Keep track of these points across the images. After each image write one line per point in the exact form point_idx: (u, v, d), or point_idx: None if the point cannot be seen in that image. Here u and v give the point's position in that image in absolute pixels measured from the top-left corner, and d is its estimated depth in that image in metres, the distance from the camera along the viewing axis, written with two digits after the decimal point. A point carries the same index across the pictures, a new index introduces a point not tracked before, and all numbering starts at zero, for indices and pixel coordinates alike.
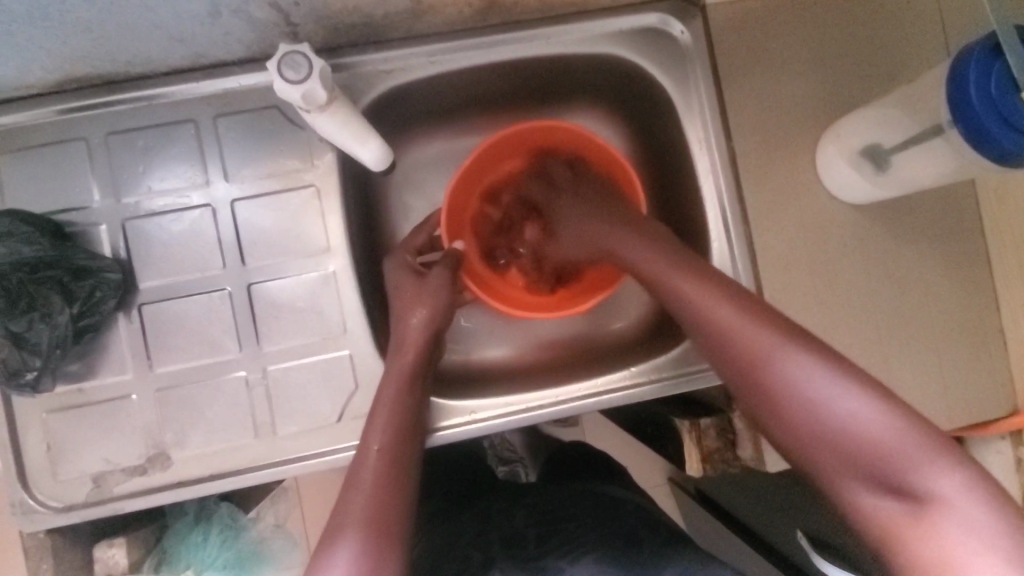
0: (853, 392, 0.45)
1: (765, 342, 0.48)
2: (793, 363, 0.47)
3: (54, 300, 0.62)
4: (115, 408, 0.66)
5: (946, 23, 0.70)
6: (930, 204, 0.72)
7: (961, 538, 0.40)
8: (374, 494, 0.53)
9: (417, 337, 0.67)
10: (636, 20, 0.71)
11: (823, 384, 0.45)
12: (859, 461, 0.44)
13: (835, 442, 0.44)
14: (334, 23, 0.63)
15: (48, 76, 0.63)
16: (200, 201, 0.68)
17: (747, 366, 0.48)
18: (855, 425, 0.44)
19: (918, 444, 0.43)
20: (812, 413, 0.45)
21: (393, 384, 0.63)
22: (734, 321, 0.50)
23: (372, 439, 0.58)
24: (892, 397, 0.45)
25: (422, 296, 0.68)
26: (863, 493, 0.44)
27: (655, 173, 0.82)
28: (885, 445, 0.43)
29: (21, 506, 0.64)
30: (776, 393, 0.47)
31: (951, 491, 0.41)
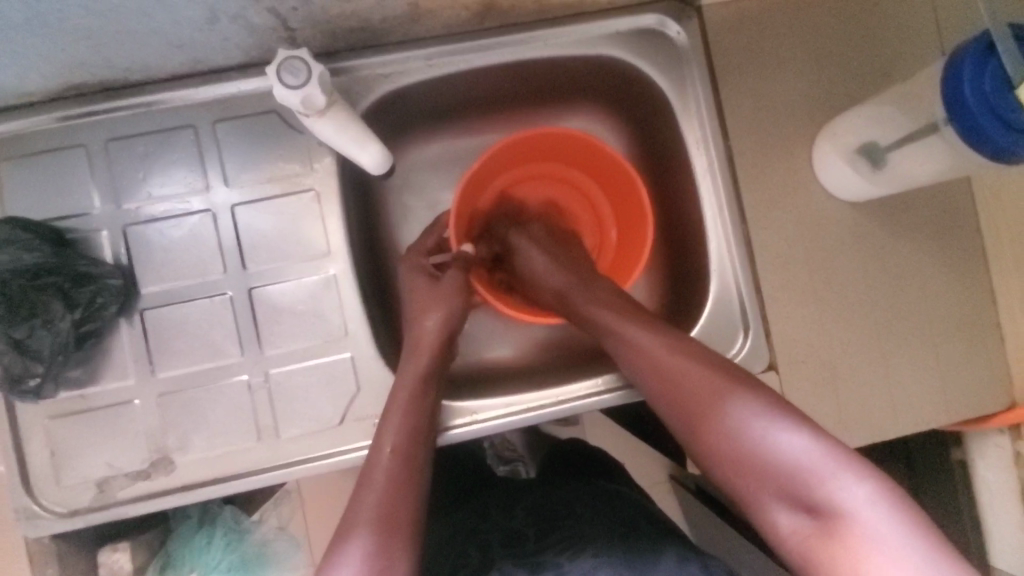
0: (761, 413, 0.49)
1: (688, 376, 0.54)
2: (715, 395, 0.52)
3: (56, 307, 0.63)
4: (118, 414, 0.66)
5: (940, 21, 0.70)
6: (925, 200, 0.72)
7: (865, 548, 0.42)
8: (386, 495, 0.53)
9: (431, 339, 0.68)
10: (633, 21, 0.72)
11: (731, 407, 0.50)
12: (775, 480, 0.47)
13: (749, 464, 0.49)
14: (333, 28, 0.63)
15: (47, 84, 0.63)
16: (200, 206, 0.68)
17: (676, 403, 0.54)
18: (770, 450, 0.48)
19: (824, 459, 0.46)
20: (730, 443, 0.50)
21: (406, 385, 0.63)
22: (665, 359, 0.56)
23: (385, 439, 0.58)
24: (805, 419, 0.49)
25: (434, 300, 0.70)
26: (780, 512, 0.47)
27: (653, 173, 0.82)
28: (795, 467, 0.47)
29: (26, 512, 0.65)
30: (699, 427, 0.52)
31: (858, 504, 0.44)
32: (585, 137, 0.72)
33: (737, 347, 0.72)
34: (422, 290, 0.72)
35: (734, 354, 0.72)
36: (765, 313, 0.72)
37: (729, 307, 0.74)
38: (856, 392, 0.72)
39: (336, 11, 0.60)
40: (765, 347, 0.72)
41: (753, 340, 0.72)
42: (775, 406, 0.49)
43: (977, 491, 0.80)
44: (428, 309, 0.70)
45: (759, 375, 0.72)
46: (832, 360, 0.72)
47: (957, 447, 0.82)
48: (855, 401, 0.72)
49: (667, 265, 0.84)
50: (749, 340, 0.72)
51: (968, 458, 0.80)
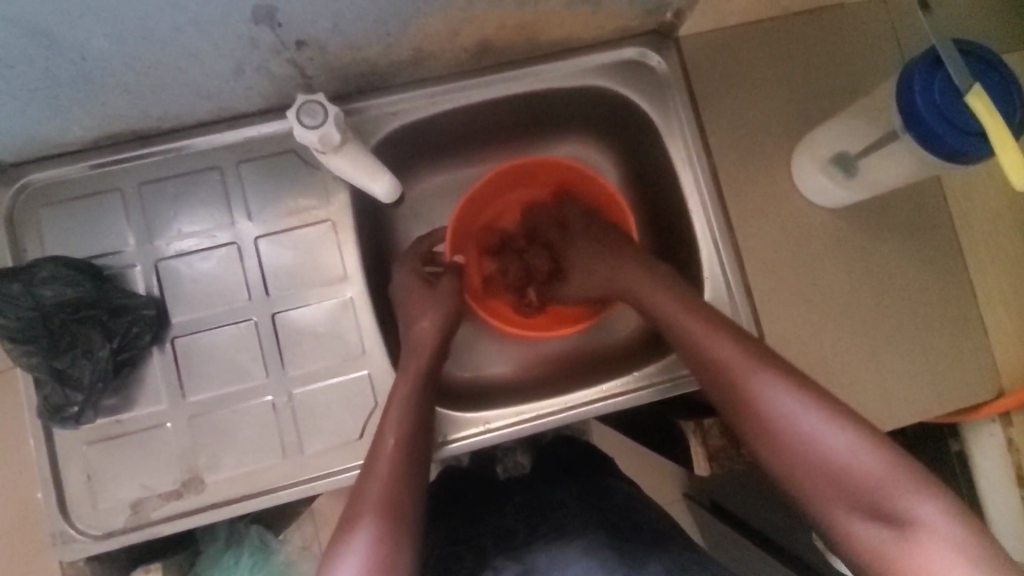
0: (828, 422, 0.54)
1: (766, 383, 0.57)
2: (787, 400, 0.55)
3: (95, 336, 0.68)
4: (150, 437, 0.70)
5: (897, 40, 0.77)
6: (901, 203, 0.77)
7: (939, 555, 0.47)
8: (394, 484, 0.58)
9: (430, 340, 0.72)
10: (616, 54, 0.79)
11: (806, 413, 0.54)
12: (847, 488, 0.52)
13: (822, 470, 0.53)
14: (344, 74, 0.70)
15: (86, 134, 0.69)
16: (227, 239, 0.73)
17: (748, 393, 0.57)
18: (846, 458, 0.52)
19: (894, 472, 0.51)
20: (804, 446, 0.53)
21: (405, 381, 0.67)
22: (739, 363, 0.59)
23: (387, 432, 0.63)
24: (871, 430, 0.53)
25: (431, 303, 0.75)
26: (852, 518, 0.52)
27: (644, 192, 0.89)
28: (874, 480, 0.51)
29: (63, 536, 0.67)
30: (772, 424, 0.55)
31: (931, 517, 0.49)
32: (596, 178, 0.80)
33: None
34: (416, 289, 0.77)
35: None
36: (756, 315, 0.76)
37: (723, 312, 0.78)
38: (848, 388, 0.76)
39: (348, 58, 0.67)
40: (759, 347, 0.76)
41: None
42: (843, 417, 0.54)
43: (977, 481, 0.83)
44: (424, 312, 0.74)
45: None
46: (824, 357, 0.75)
47: (954, 440, 0.85)
48: (848, 395, 0.75)
49: (660, 275, 0.89)
50: None
51: (966, 450, 0.83)
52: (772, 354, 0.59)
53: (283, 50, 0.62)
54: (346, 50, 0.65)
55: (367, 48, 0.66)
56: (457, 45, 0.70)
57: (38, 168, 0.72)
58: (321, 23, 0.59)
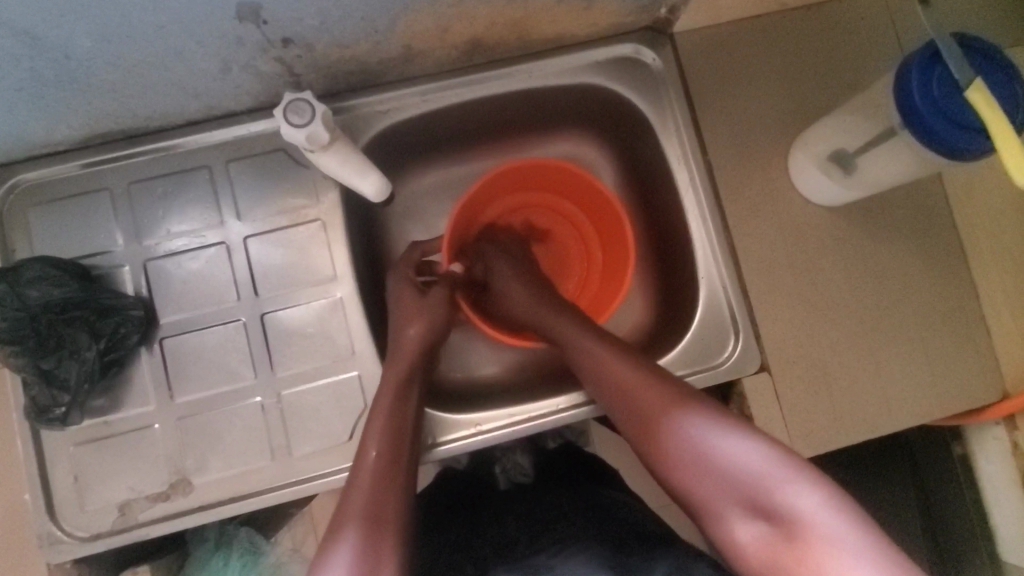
0: (706, 422, 0.53)
1: (661, 398, 0.57)
2: (675, 412, 0.55)
3: (82, 337, 0.67)
4: (138, 439, 0.69)
5: (897, 35, 0.76)
6: (901, 202, 0.76)
7: (825, 554, 0.44)
8: (378, 490, 0.57)
9: (415, 348, 0.71)
10: (610, 51, 0.78)
11: (684, 418, 0.54)
12: (732, 491, 0.50)
13: (706, 476, 0.52)
14: (333, 72, 0.69)
15: (74, 133, 0.69)
16: (216, 239, 0.73)
17: (635, 406, 0.58)
18: (727, 459, 0.51)
19: (776, 469, 0.49)
20: (687, 452, 0.53)
21: (391, 390, 0.67)
22: (636, 379, 0.59)
23: (368, 443, 0.62)
24: (759, 431, 0.52)
25: (420, 311, 0.73)
26: (741, 525, 0.50)
27: (640, 190, 0.87)
28: (752, 476, 0.50)
29: (50, 538, 0.67)
30: (657, 433, 0.55)
31: (812, 509, 0.47)
32: (599, 187, 0.78)
33: (729, 350, 0.76)
34: (403, 292, 0.75)
35: (725, 358, 0.75)
36: (753, 315, 0.75)
37: (719, 312, 0.77)
38: (847, 390, 0.74)
39: (336, 56, 0.66)
40: (756, 349, 0.75)
41: (742, 342, 0.75)
42: (725, 419, 0.53)
43: (981, 486, 0.81)
44: (411, 318, 0.73)
45: (751, 376, 0.74)
46: (823, 359, 0.74)
47: (957, 443, 0.83)
48: (848, 398, 0.74)
49: (658, 275, 0.87)
50: (740, 342, 0.75)
51: (970, 454, 0.82)
52: (666, 372, 0.60)
53: (269, 48, 0.62)
54: (334, 48, 0.64)
55: (356, 46, 0.65)
56: (447, 42, 0.69)
57: (28, 168, 0.72)
58: (307, 20, 0.58)
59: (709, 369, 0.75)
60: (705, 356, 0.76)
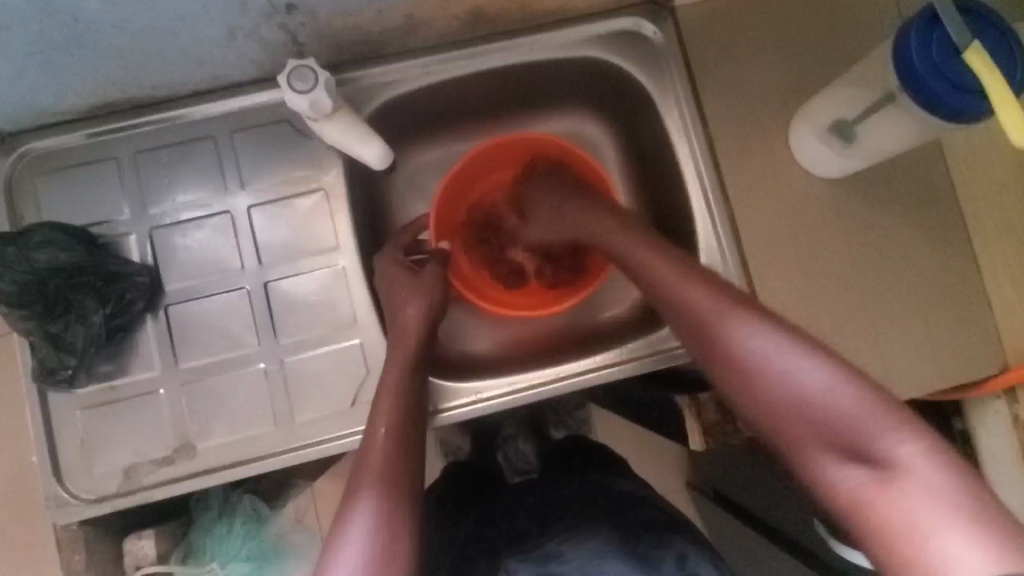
0: (797, 352, 0.50)
1: (745, 321, 0.53)
2: (758, 335, 0.52)
3: (89, 303, 0.68)
4: (143, 403, 0.70)
5: (899, 7, 0.76)
6: (901, 173, 0.76)
7: (925, 500, 0.42)
8: (389, 465, 0.58)
9: (418, 328, 0.70)
10: (612, 24, 0.78)
11: (782, 352, 0.50)
12: (824, 429, 0.48)
13: (797, 410, 0.49)
14: (336, 41, 0.70)
15: (82, 102, 0.70)
16: (220, 208, 0.74)
17: (721, 335, 0.53)
18: (823, 397, 0.48)
19: (875, 413, 0.47)
20: (779, 386, 0.50)
21: (395, 367, 0.67)
22: (713, 302, 0.55)
23: (378, 420, 0.62)
24: (852, 369, 0.49)
25: (416, 289, 0.73)
26: (831, 464, 0.47)
27: (641, 166, 0.88)
28: (848, 418, 0.47)
29: (56, 500, 0.68)
30: (747, 364, 0.51)
31: (912, 455, 0.44)
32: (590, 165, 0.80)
33: None
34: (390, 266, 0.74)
35: None
36: (753, 286, 0.75)
37: None
38: (849, 362, 0.74)
39: (339, 24, 0.67)
40: None
41: None
42: (824, 355, 0.50)
43: (982, 461, 0.82)
44: (406, 298, 0.72)
45: None
46: (823, 329, 0.74)
47: (957, 418, 0.84)
48: None
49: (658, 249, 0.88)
50: None
51: (970, 428, 0.82)
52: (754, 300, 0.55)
53: (274, 14, 0.62)
54: (337, 15, 0.65)
55: (358, 14, 0.66)
56: (450, 12, 0.70)
57: (36, 137, 0.73)
58: None
59: None
60: None
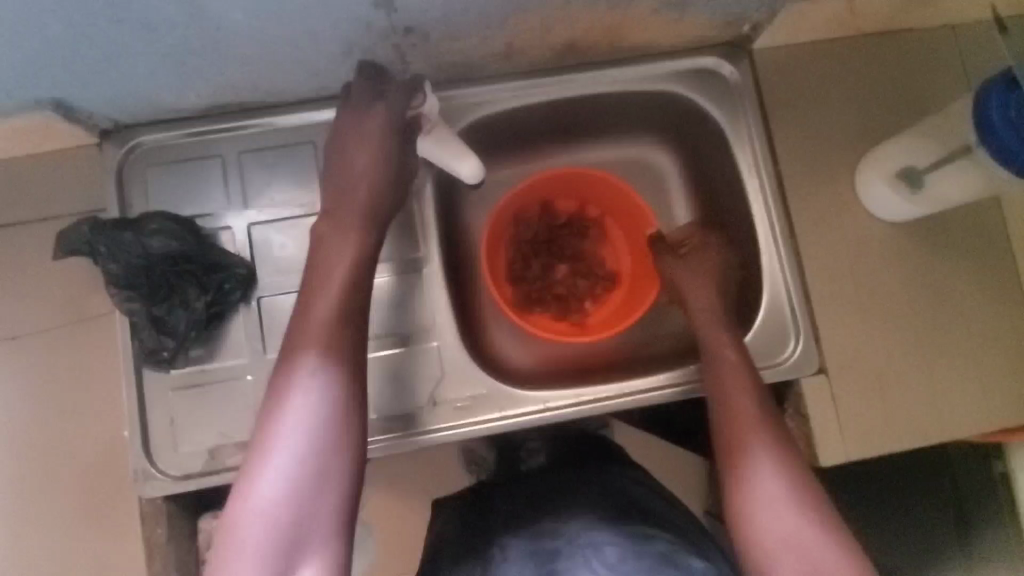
0: (787, 496, 0.64)
1: (761, 445, 0.67)
2: (768, 475, 0.66)
3: (192, 289, 0.73)
4: (232, 388, 0.74)
5: (965, 65, 0.80)
6: (961, 221, 0.79)
7: None
8: (324, 341, 0.61)
9: (363, 197, 0.70)
10: (691, 62, 0.83)
11: (775, 493, 0.64)
12: (794, 562, 0.60)
13: (776, 543, 0.62)
14: (439, 63, 0.75)
15: (199, 102, 0.75)
16: (315, 209, 0.78)
17: (736, 450, 0.68)
18: (798, 541, 0.61)
19: (837, 570, 0.59)
20: (764, 517, 0.63)
21: (351, 239, 0.68)
22: (747, 424, 0.69)
23: (324, 300, 0.64)
24: (830, 527, 0.62)
25: (366, 162, 0.71)
26: None
27: (703, 195, 0.92)
28: (815, 562, 0.60)
29: (144, 473, 0.72)
30: (746, 489, 0.66)
31: None
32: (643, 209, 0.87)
33: (790, 349, 0.79)
34: (350, 121, 0.71)
35: (786, 356, 0.79)
36: (814, 318, 0.79)
37: (780, 313, 0.81)
38: (900, 398, 0.77)
39: (446, 47, 0.72)
40: (815, 352, 0.78)
41: (803, 343, 0.79)
42: (811, 509, 0.63)
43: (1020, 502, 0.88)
44: (360, 171, 0.71)
45: (810, 376, 0.78)
46: (877, 365, 0.77)
47: (1000, 461, 0.89)
48: (900, 406, 0.77)
49: None
50: (800, 343, 0.79)
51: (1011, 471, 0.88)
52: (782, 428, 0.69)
53: (391, 35, 0.67)
54: (448, 40, 0.70)
55: (466, 39, 0.71)
56: (547, 42, 0.75)
57: (149, 130, 0.78)
58: (432, 12, 0.64)
59: (772, 366, 0.79)
60: (767, 353, 0.80)
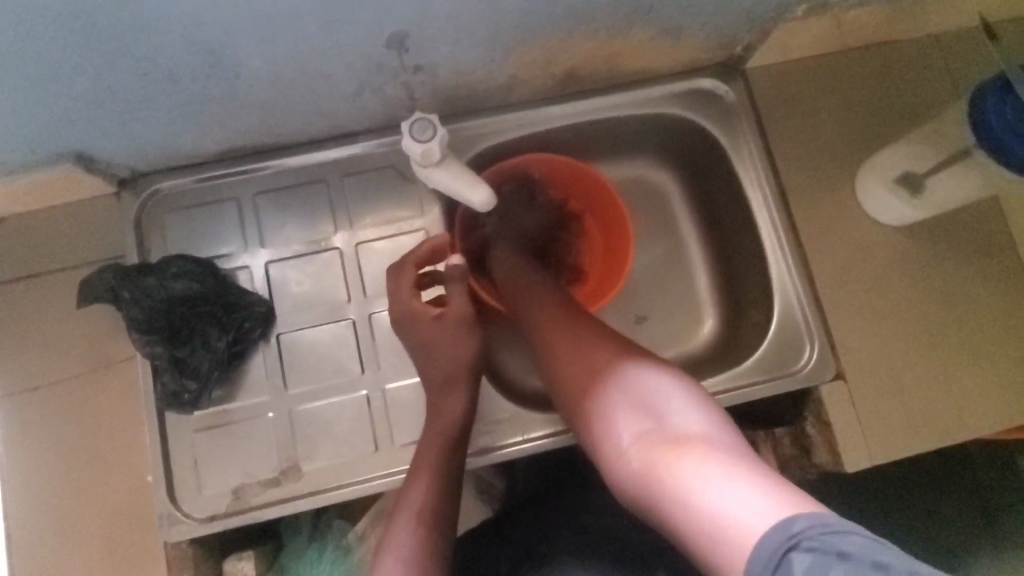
0: (604, 348, 0.66)
1: (563, 317, 0.71)
2: (574, 329, 0.69)
3: (212, 329, 0.74)
4: (254, 427, 0.74)
5: (952, 71, 0.83)
6: (962, 222, 0.81)
7: (684, 445, 0.55)
8: (420, 524, 0.65)
9: (455, 369, 0.73)
10: (688, 83, 0.85)
11: (594, 349, 0.66)
12: (615, 400, 0.62)
13: (597, 383, 0.64)
14: (446, 97, 0.77)
15: (214, 147, 0.77)
16: (330, 244, 0.80)
17: (544, 327, 0.71)
18: (621, 379, 0.63)
19: (662, 390, 0.61)
20: (588, 370, 0.65)
21: (448, 411, 0.71)
22: (561, 314, 0.71)
23: (418, 476, 0.68)
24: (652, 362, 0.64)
25: (448, 348, 0.73)
26: (627, 428, 0.59)
27: (707, 210, 0.93)
28: (641, 393, 0.61)
29: (169, 518, 0.71)
30: (562, 349, 0.68)
31: (689, 419, 0.57)
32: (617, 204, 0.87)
33: (806, 355, 0.79)
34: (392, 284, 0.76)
35: (804, 363, 0.79)
36: (826, 324, 0.79)
37: (793, 323, 0.81)
38: (920, 400, 0.77)
39: (453, 83, 0.75)
40: (831, 358, 0.79)
41: (818, 350, 0.79)
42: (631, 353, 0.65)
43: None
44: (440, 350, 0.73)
45: (827, 383, 0.78)
46: (893, 367, 0.78)
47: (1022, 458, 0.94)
48: (921, 408, 0.77)
49: (725, 289, 0.92)
50: (816, 350, 0.79)
51: None
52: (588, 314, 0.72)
53: (401, 74, 0.70)
54: (455, 75, 0.73)
55: (472, 73, 0.73)
56: (549, 72, 0.78)
57: (165, 178, 0.80)
58: (441, 50, 0.67)
59: (790, 375, 0.79)
60: (784, 362, 0.80)
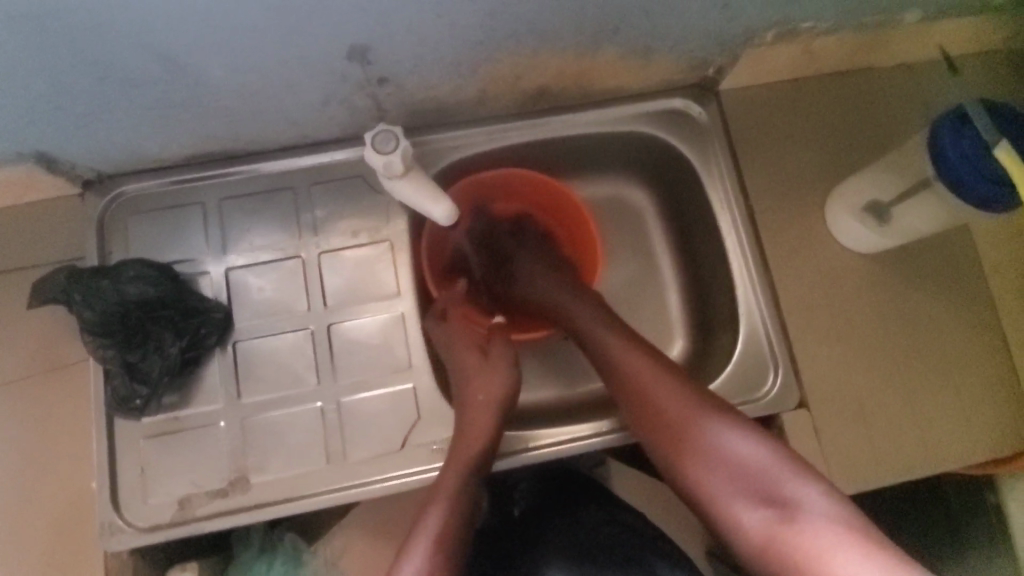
0: (704, 413, 0.66)
1: (655, 369, 0.69)
2: (661, 384, 0.68)
3: (167, 334, 0.73)
4: (203, 436, 0.73)
5: (923, 100, 0.83)
6: (930, 251, 0.81)
7: (814, 532, 0.56)
8: (432, 557, 0.62)
9: (489, 399, 0.74)
10: (662, 103, 0.85)
11: (700, 416, 0.65)
12: (734, 472, 0.62)
13: (704, 453, 0.64)
14: (415, 109, 0.77)
15: (180, 152, 0.77)
16: (294, 252, 0.79)
17: (631, 386, 0.70)
18: (728, 451, 0.63)
19: (776, 465, 0.61)
20: (695, 438, 0.65)
21: (472, 442, 0.70)
22: (646, 368, 0.70)
23: (433, 506, 0.66)
24: (759, 432, 0.64)
25: (482, 379, 0.76)
26: (744, 511, 0.61)
27: (680, 230, 0.92)
28: (760, 470, 0.61)
29: (111, 527, 0.70)
30: (648, 405, 0.68)
31: (816, 498, 0.58)
32: (587, 222, 0.86)
33: (770, 380, 0.78)
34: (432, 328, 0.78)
35: (768, 389, 0.78)
36: (792, 350, 0.78)
37: (759, 348, 0.80)
38: (884, 431, 0.76)
39: (421, 95, 0.74)
40: (795, 385, 0.78)
41: (783, 376, 0.78)
42: (737, 421, 0.64)
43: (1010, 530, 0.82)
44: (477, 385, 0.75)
45: (791, 410, 0.77)
46: (857, 397, 0.77)
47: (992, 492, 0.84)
48: (885, 439, 0.76)
49: (695, 310, 0.91)
50: (780, 376, 0.78)
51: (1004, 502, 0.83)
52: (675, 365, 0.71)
53: (366, 85, 0.70)
54: (422, 88, 0.73)
55: (440, 86, 0.73)
56: (518, 88, 0.78)
57: (130, 180, 0.79)
58: (406, 63, 0.67)
59: (754, 401, 0.78)
60: (749, 388, 0.79)
